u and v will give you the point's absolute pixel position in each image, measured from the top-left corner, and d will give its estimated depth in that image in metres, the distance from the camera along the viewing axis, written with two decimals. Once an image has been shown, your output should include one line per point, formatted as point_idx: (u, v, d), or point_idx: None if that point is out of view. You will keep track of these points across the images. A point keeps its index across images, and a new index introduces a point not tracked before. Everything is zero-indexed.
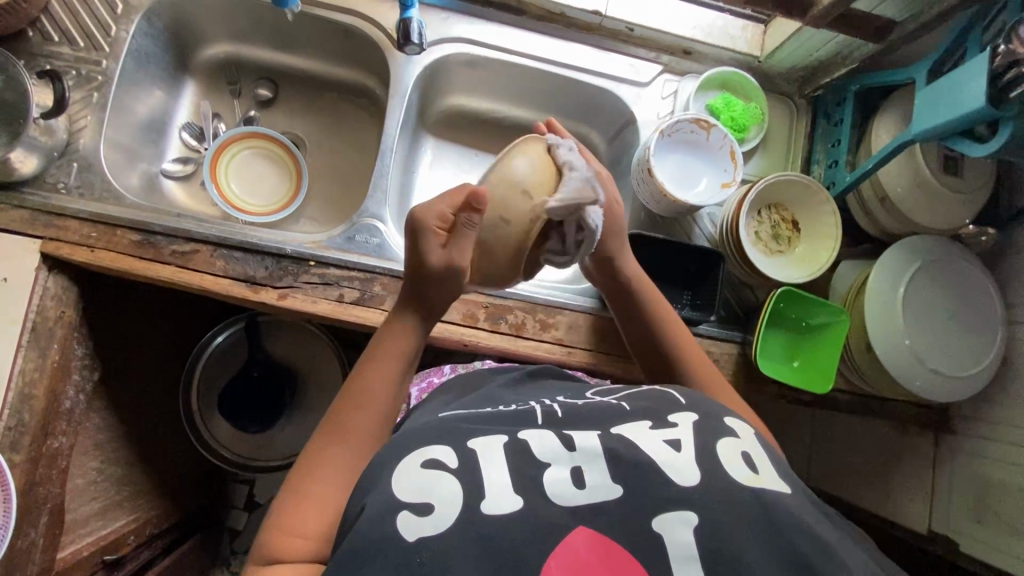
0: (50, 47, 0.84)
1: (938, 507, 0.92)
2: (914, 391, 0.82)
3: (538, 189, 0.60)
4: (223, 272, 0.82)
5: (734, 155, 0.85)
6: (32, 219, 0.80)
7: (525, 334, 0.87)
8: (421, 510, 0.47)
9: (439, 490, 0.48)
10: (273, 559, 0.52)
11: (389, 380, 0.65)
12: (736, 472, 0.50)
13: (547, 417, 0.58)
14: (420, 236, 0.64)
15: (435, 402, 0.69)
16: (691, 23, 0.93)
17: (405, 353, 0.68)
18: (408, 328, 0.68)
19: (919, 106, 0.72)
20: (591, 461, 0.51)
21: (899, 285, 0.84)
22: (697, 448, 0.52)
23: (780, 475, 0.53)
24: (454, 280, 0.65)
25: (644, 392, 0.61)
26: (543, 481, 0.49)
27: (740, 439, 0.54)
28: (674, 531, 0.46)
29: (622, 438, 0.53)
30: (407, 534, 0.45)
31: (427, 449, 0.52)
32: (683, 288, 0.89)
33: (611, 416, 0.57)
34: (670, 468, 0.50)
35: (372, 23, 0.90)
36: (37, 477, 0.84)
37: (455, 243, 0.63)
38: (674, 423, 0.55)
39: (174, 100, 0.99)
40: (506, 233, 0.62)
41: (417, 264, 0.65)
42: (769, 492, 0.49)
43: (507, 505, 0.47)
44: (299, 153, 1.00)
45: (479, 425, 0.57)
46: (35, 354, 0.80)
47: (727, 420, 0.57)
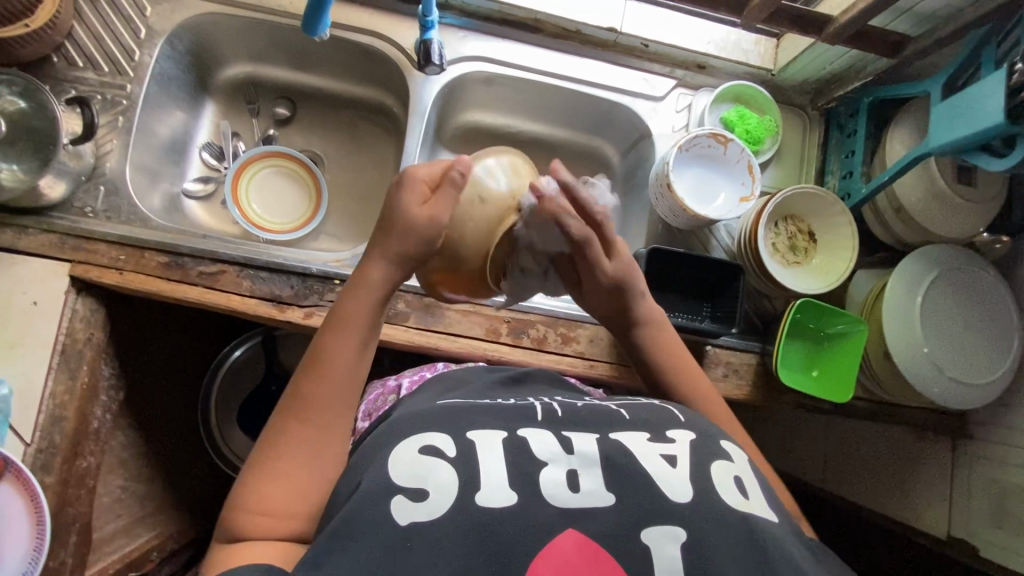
0: (74, 73, 0.85)
1: (956, 511, 0.93)
2: (933, 398, 0.83)
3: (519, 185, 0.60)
4: (249, 291, 0.83)
5: (752, 169, 0.86)
6: (61, 243, 0.81)
7: (547, 348, 0.88)
8: (415, 496, 0.48)
9: (435, 477, 0.50)
10: (238, 536, 0.51)
11: (350, 348, 0.58)
12: (729, 496, 0.51)
13: (548, 415, 0.58)
14: (403, 191, 0.58)
15: (417, 399, 0.66)
16: (704, 38, 0.94)
17: (369, 319, 0.60)
18: (368, 288, 0.59)
19: (936, 122, 0.73)
20: (586, 466, 0.52)
21: (917, 294, 0.85)
22: (692, 466, 0.53)
23: (769, 502, 0.54)
24: (427, 246, 0.59)
25: (645, 405, 0.61)
26: (538, 477, 0.51)
27: (733, 463, 0.55)
28: (661, 545, 0.48)
29: (623, 446, 0.54)
30: (399, 519, 0.47)
31: (427, 435, 0.53)
32: (703, 300, 0.91)
33: (611, 422, 0.57)
34: (665, 484, 0.51)
35: (391, 43, 0.92)
36: (67, 497, 0.84)
37: (437, 203, 0.57)
38: (672, 440, 0.56)
39: (195, 120, 1.01)
40: (479, 215, 0.58)
41: (393, 220, 0.59)
42: (758, 519, 0.51)
43: (501, 499, 0.49)
44: (318, 171, 1.02)
45: (484, 415, 0.56)
46: (65, 376, 0.81)
47: (724, 442, 0.57)
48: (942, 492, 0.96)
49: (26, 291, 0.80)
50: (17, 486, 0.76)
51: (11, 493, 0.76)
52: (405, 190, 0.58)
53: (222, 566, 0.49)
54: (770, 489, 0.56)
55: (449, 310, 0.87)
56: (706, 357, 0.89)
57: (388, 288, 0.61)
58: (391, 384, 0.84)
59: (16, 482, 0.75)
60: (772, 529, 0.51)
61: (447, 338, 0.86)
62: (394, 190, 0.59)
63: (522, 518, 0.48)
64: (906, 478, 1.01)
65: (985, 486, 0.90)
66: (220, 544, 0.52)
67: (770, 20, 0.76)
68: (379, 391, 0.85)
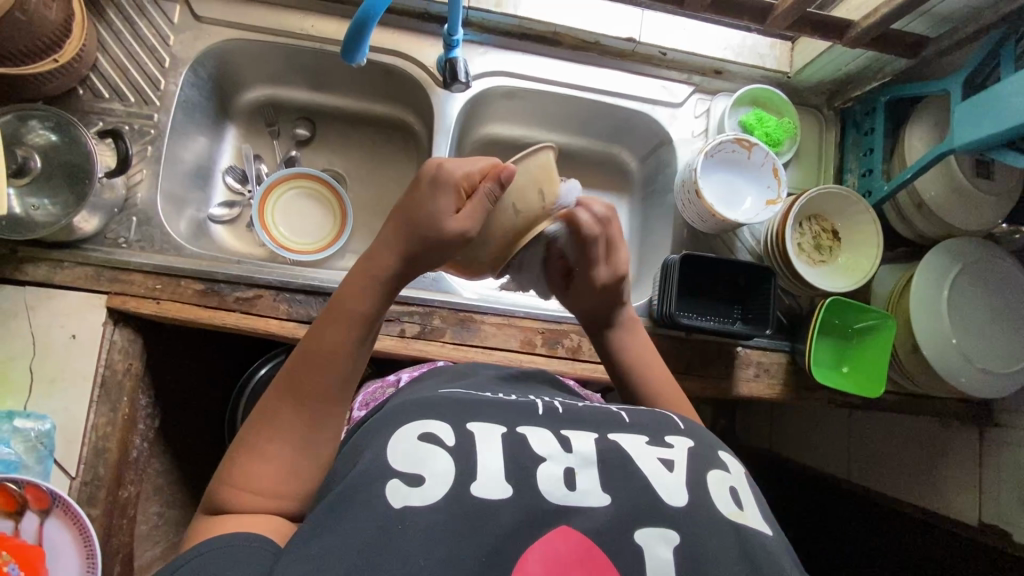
0: (101, 104, 0.86)
1: (987, 498, 0.95)
2: (959, 386, 0.84)
3: (550, 190, 0.60)
4: (287, 315, 0.84)
5: (777, 172, 0.87)
6: (97, 275, 0.81)
7: (582, 356, 0.89)
8: (412, 481, 0.48)
9: (431, 465, 0.49)
10: (220, 508, 0.51)
11: (347, 342, 0.57)
12: (723, 504, 0.51)
13: (548, 410, 0.58)
14: (442, 191, 0.57)
15: (420, 387, 0.68)
16: (721, 44, 0.96)
17: (366, 316, 0.58)
18: (371, 280, 0.58)
19: (958, 119, 0.75)
20: (583, 466, 0.52)
21: (943, 286, 0.87)
22: (690, 471, 0.53)
23: (764, 516, 0.54)
24: (451, 252, 0.60)
25: (645, 410, 0.62)
26: (537, 473, 0.50)
27: (730, 474, 0.55)
28: (657, 547, 0.47)
29: (618, 447, 0.54)
30: (393, 502, 0.47)
31: (427, 422, 0.53)
32: (732, 303, 0.92)
33: (609, 422, 0.57)
34: (660, 486, 0.51)
35: (414, 61, 0.93)
36: (113, 527, 0.85)
37: (474, 212, 0.58)
38: (671, 444, 0.56)
39: (218, 145, 1.01)
40: (510, 222, 0.60)
41: (424, 220, 0.58)
42: (750, 529, 0.51)
43: (495, 491, 0.49)
44: (342, 190, 1.02)
45: (484, 407, 0.56)
46: (106, 409, 0.81)
47: (721, 453, 0.58)
48: (972, 479, 0.97)
49: (64, 325, 0.80)
50: (65, 520, 0.75)
51: (59, 528, 0.75)
52: (441, 195, 0.57)
53: (202, 535, 0.49)
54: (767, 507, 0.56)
55: (483, 324, 0.88)
56: (737, 358, 0.91)
57: (391, 283, 0.59)
58: (390, 379, 0.85)
59: (64, 516, 0.75)
60: (764, 542, 0.50)
61: (483, 352, 0.87)
62: (432, 185, 0.58)
63: (591, 529, 0.48)
64: (933, 466, 1.03)
65: (1014, 472, 0.92)
66: (203, 517, 0.52)
67: (792, 27, 0.77)
68: (378, 384, 0.86)
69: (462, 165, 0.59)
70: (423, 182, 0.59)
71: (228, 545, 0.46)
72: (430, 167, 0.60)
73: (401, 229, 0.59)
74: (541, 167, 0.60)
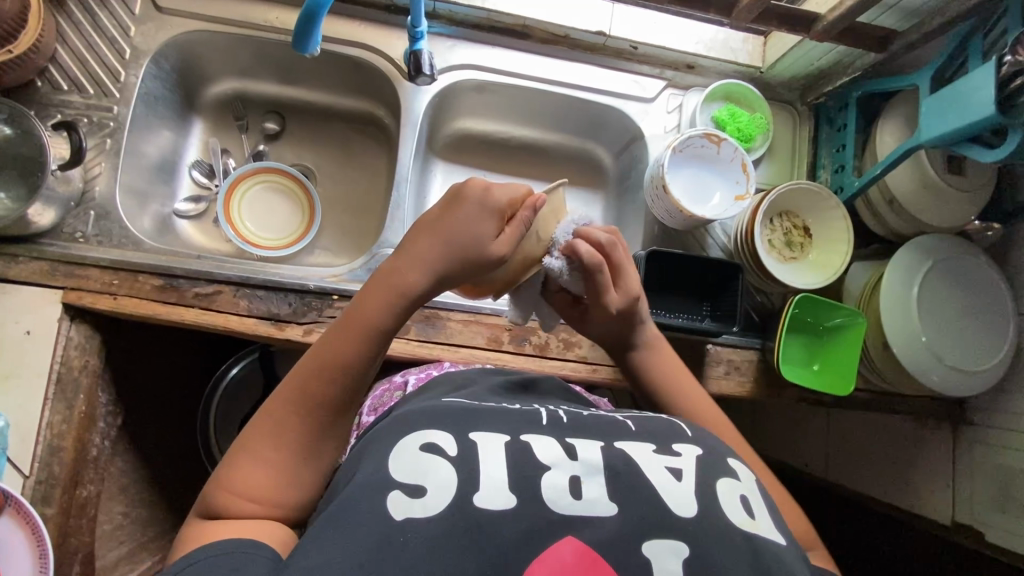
0: (60, 96, 0.84)
1: (961, 497, 0.94)
2: (932, 385, 0.83)
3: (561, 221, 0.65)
4: (247, 311, 0.82)
5: (745, 168, 0.86)
6: (52, 270, 0.80)
7: (549, 354, 0.88)
8: (413, 492, 0.47)
9: (433, 476, 0.48)
10: (215, 514, 0.50)
11: (356, 356, 0.55)
12: (734, 514, 0.50)
13: (552, 420, 0.57)
14: (487, 216, 0.58)
15: (425, 396, 0.66)
16: (693, 39, 0.94)
17: (376, 331, 0.55)
18: (389, 294, 0.55)
19: (926, 114, 0.74)
20: (589, 474, 0.51)
21: (912, 283, 0.86)
22: (697, 481, 0.52)
23: (777, 525, 0.53)
24: (483, 271, 0.59)
25: (651, 418, 0.61)
26: (540, 482, 0.49)
27: (739, 482, 0.54)
28: (665, 560, 0.46)
29: (628, 456, 0.53)
30: (395, 514, 0.45)
31: (429, 433, 0.52)
32: (702, 300, 0.91)
33: (616, 432, 0.57)
34: (666, 493, 0.50)
35: (380, 54, 0.91)
36: (69, 528, 0.83)
37: (513, 239, 0.59)
38: (678, 453, 0.55)
39: (184, 139, 0.99)
40: (530, 246, 0.62)
41: (467, 241, 0.57)
42: (764, 540, 0.49)
43: (499, 501, 0.47)
44: (310, 184, 1.01)
45: (484, 415, 0.55)
46: (62, 406, 0.80)
47: (731, 461, 0.57)
48: (946, 479, 0.96)
49: (19, 322, 0.79)
50: (17, 520, 0.74)
51: (13, 527, 0.74)
52: (487, 219, 0.58)
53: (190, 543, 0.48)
54: (779, 514, 0.55)
55: (449, 321, 0.87)
56: (707, 356, 0.89)
57: (410, 300, 0.56)
58: (397, 379, 0.81)
59: (16, 516, 0.73)
60: (778, 553, 0.49)
61: (449, 349, 0.86)
62: (478, 209, 0.57)
63: (528, 528, 0.46)
64: (909, 466, 1.01)
65: (987, 472, 0.91)
66: (195, 521, 0.51)
67: (760, 20, 0.76)
68: (384, 386, 0.83)
69: (503, 189, 0.59)
70: (465, 205, 0.57)
71: (202, 561, 0.45)
72: (473, 186, 0.58)
73: (431, 242, 0.57)
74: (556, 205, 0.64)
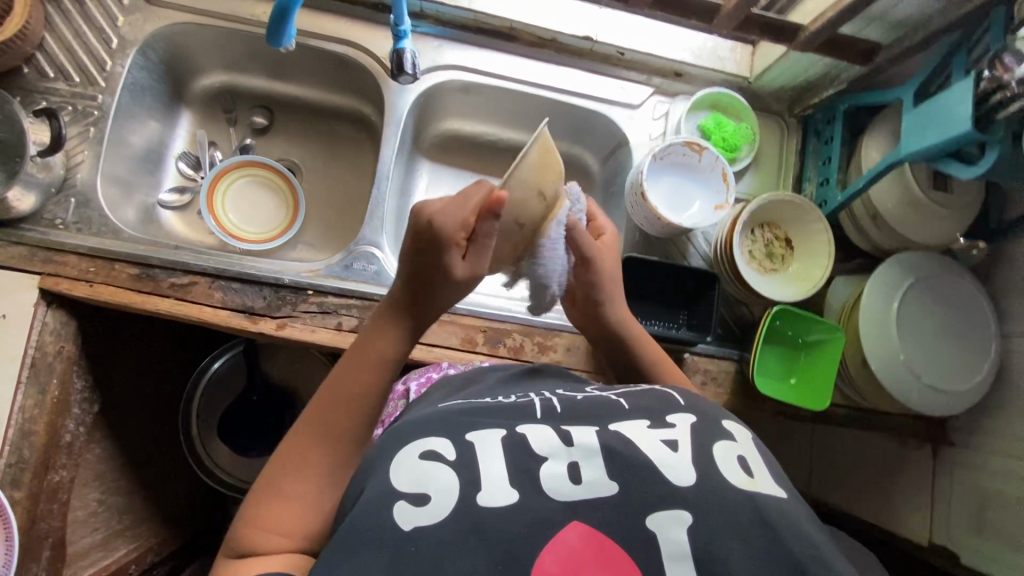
0: (46, 84, 0.85)
1: (938, 517, 0.92)
2: (911, 405, 0.82)
3: (547, 185, 0.59)
4: (221, 303, 0.82)
5: (726, 177, 0.86)
6: (30, 255, 0.80)
7: (524, 357, 0.87)
8: (417, 500, 0.47)
9: (435, 481, 0.48)
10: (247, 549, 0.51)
11: (372, 382, 0.59)
12: (731, 475, 0.49)
13: (546, 411, 0.56)
14: (439, 244, 0.56)
15: (424, 403, 0.63)
16: (681, 46, 0.94)
17: (387, 357, 0.60)
18: (395, 323, 0.61)
19: (908, 127, 0.73)
20: (587, 457, 0.50)
21: (892, 299, 0.85)
22: (695, 448, 0.51)
23: (776, 479, 0.52)
24: (462, 289, 0.60)
25: (643, 391, 0.60)
26: (540, 473, 0.49)
27: (737, 443, 0.53)
28: (668, 529, 0.46)
29: (620, 435, 0.52)
30: (403, 524, 0.45)
31: (427, 440, 0.51)
32: (680, 309, 0.90)
33: (610, 412, 0.56)
34: (667, 469, 0.49)
35: (365, 52, 0.92)
36: (37, 512, 0.83)
37: (478, 253, 0.57)
38: (673, 424, 0.54)
39: (171, 130, 1.00)
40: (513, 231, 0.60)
41: (432, 269, 0.58)
42: (763, 495, 0.48)
43: (502, 498, 0.47)
44: (294, 179, 1.01)
45: (482, 416, 0.55)
46: (35, 390, 0.80)
47: (727, 423, 0.56)
48: (925, 498, 0.95)
49: None
50: None
51: None
52: (442, 243, 0.56)
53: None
54: (781, 473, 0.54)
55: None
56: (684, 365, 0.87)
57: (414, 327, 0.62)
58: (400, 388, 0.80)
59: None
60: (782, 506, 0.48)
61: (422, 349, 0.85)
62: (429, 240, 0.57)
63: (470, 536, 0.45)
64: (891, 485, 1.00)
65: (965, 495, 0.89)
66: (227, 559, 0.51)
67: (741, 29, 0.76)
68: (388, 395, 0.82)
69: (454, 206, 0.56)
70: (420, 237, 0.57)
71: None
72: (422, 219, 0.57)
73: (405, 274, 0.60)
74: (535, 168, 0.57)
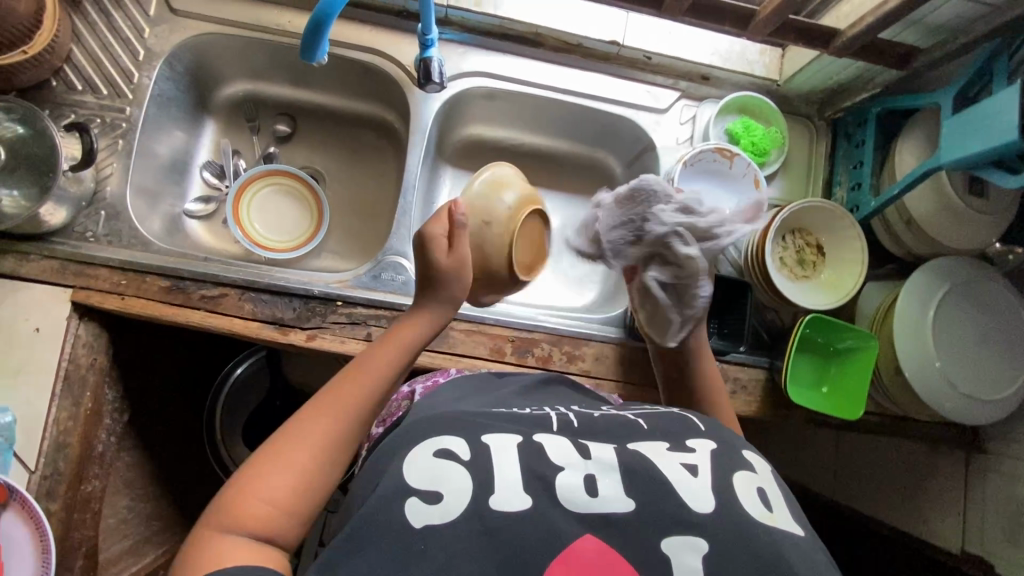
0: (74, 96, 0.85)
1: (972, 526, 0.91)
2: (946, 414, 0.81)
3: (505, 199, 0.68)
4: (252, 314, 0.82)
5: (759, 184, 0.85)
6: (62, 269, 0.81)
7: (552, 366, 0.87)
8: (430, 498, 0.46)
9: (448, 482, 0.47)
10: (230, 522, 0.47)
11: (390, 369, 0.59)
12: (753, 508, 0.49)
13: (562, 424, 0.56)
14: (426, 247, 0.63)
15: (434, 401, 0.65)
16: (708, 50, 0.93)
17: (408, 347, 0.62)
18: (422, 319, 0.64)
19: (947, 135, 0.72)
20: (605, 472, 0.50)
21: (929, 307, 0.83)
22: (715, 474, 0.51)
23: (794, 517, 0.51)
24: (459, 285, 0.64)
25: (663, 414, 0.61)
26: (555, 481, 0.48)
27: (757, 474, 0.53)
28: (683, 554, 0.45)
29: (641, 455, 0.52)
30: (414, 521, 0.45)
31: (442, 439, 0.51)
32: (710, 317, 0.90)
33: (629, 432, 0.56)
34: (684, 491, 0.49)
35: (390, 59, 0.91)
36: (73, 522, 0.83)
37: (456, 247, 0.63)
38: (693, 449, 0.54)
39: (195, 139, 1.00)
40: (488, 238, 0.67)
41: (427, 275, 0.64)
42: (782, 533, 0.48)
43: (519, 502, 0.47)
44: (318, 187, 1.01)
45: (499, 420, 0.55)
46: (69, 403, 0.81)
47: (746, 454, 0.56)
48: (958, 506, 0.93)
49: (28, 318, 0.80)
50: (22, 515, 0.74)
51: (16, 521, 0.75)
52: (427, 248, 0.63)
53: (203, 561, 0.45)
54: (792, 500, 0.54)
55: (452, 329, 0.86)
56: None
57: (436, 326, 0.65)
58: (405, 390, 0.79)
59: (21, 510, 0.74)
60: (799, 542, 0.48)
61: (451, 359, 0.85)
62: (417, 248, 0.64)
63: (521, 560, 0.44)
64: (920, 492, 0.99)
65: (1001, 503, 0.87)
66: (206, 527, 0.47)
67: (776, 33, 0.75)
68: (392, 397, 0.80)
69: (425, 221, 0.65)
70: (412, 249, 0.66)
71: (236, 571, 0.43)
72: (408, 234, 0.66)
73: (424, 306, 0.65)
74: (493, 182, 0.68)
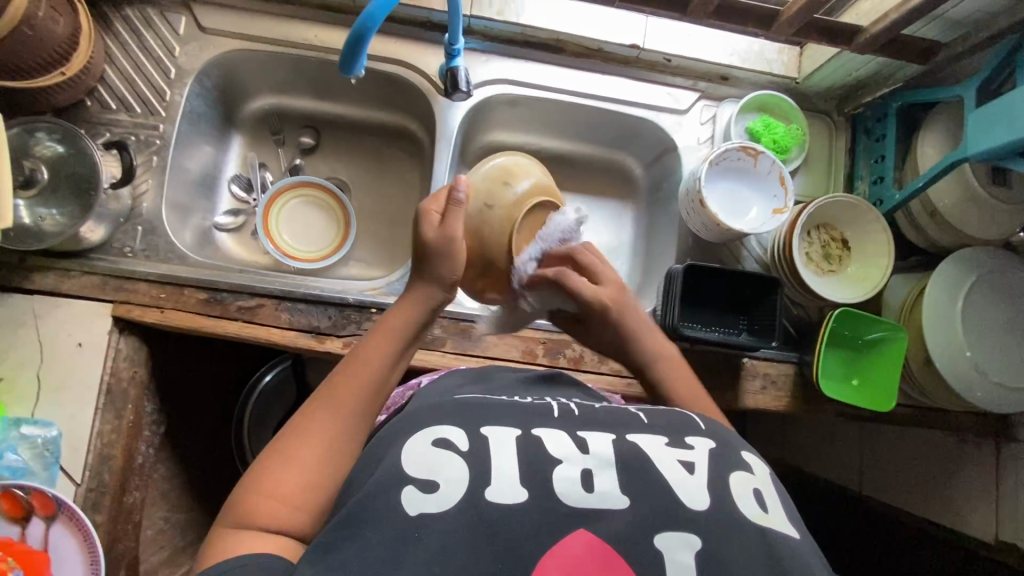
0: (108, 115, 0.87)
1: (1005, 516, 0.91)
2: (976, 402, 0.82)
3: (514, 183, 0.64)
4: (289, 323, 0.84)
5: (784, 181, 0.86)
6: (103, 284, 0.83)
7: (584, 367, 0.88)
8: (425, 487, 0.46)
9: (445, 471, 0.47)
10: (244, 519, 0.48)
11: (383, 361, 0.58)
12: (747, 508, 0.48)
13: (563, 414, 0.56)
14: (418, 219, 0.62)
15: (437, 389, 0.65)
16: (727, 50, 0.94)
17: (400, 337, 0.60)
18: (412, 310, 0.61)
19: (970, 128, 0.73)
20: (602, 467, 0.49)
21: (956, 297, 0.84)
22: (712, 473, 0.50)
23: (789, 517, 0.51)
24: (453, 258, 0.60)
25: (664, 411, 0.59)
26: (552, 474, 0.48)
27: (754, 475, 0.52)
28: (676, 552, 0.45)
29: (638, 449, 0.51)
30: (409, 509, 0.45)
31: (439, 429, 0.51)
32: (738, 314, 0.90)
33: (627, 423, 0.55)
34: (681, 488, 0.48)
35: (414, 69, 0.93)
36: (117, 533, 0.85)
37: (448, 221, 0.60)
38: (692, 446, 0.53)
39: (223, 154, 1.02)
40: (490, 223, 0.63)
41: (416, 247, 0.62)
42: (776, 533, 0.48)
43: (511, 495, 0.46)
44: (345, 197, 1.02)
45: (498, 411, 0.55)
46: (112, 415, 0.82)
47: (745, 454, 0.54)
48: (990, 496, 0.94)
49: (71, 333, 0.81)
50: (70, 527, 0.75)
51: (65, 533, 0.76)
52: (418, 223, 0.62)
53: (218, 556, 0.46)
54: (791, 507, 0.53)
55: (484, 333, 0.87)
56: (744, 369, 0.89)
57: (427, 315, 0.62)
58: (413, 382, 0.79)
59: (69, 522, 0.75)
60: (792, 547, 0.47)
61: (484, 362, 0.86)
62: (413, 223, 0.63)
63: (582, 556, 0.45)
64: (949, 482, 0.99)
65: None
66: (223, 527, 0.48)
67: (800, 33, 0.76)
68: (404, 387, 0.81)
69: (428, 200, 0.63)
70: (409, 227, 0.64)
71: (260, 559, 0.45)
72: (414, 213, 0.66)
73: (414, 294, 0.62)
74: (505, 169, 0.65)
